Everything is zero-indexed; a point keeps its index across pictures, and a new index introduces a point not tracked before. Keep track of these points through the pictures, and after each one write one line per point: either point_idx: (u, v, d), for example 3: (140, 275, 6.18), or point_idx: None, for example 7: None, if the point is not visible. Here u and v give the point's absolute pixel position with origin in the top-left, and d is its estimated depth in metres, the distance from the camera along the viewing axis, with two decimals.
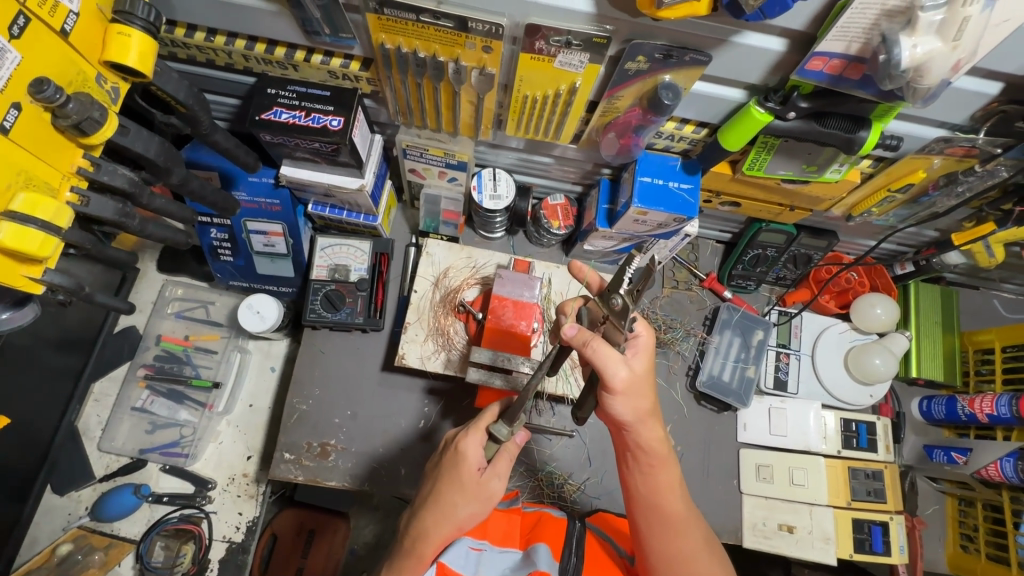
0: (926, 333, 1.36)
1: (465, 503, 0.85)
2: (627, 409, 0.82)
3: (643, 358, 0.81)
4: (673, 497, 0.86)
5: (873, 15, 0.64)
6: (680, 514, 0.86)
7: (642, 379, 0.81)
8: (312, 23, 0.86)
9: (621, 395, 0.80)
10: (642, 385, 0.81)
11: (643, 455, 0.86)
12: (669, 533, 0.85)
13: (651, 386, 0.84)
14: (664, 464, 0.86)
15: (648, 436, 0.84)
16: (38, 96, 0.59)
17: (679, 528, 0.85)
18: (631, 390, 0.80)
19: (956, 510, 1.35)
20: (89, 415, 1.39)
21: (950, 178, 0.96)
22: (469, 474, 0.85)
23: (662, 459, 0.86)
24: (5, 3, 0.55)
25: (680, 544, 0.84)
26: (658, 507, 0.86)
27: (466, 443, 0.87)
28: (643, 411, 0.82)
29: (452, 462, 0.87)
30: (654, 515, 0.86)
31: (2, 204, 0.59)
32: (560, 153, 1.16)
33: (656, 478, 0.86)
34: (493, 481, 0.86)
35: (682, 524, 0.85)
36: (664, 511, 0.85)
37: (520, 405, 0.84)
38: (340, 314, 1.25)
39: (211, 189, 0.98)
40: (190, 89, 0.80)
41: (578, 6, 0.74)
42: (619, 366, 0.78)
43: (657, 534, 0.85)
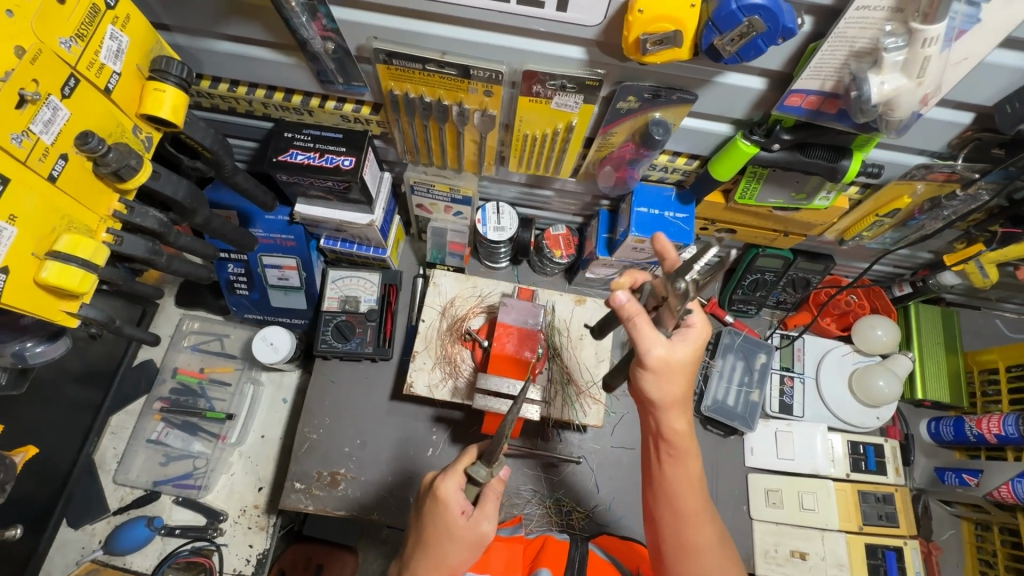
0: (929, 354, 1.37)
1: (457, 550, 0.86)
2: (651, 386, 0.83)
3: (689, 346, 0.81)
4: (692, 488, 0.86)
5: (842, 56, 0.70)
6: (698, 503, 0.86)
7: (680, 367, 0.81)
8: (326, 74, 0.93)
9: (656, 373, 0.81)
10: (678, 374, 0.82)
11: (666, 441, 0.86)
12: (687, 524, 0.85)
13: (687, 378, 0.84)
14: (691, 453, 0.86)
15: (674, 426, 0.85)
16: (83, 147, 0.65)
17: (695, 520, 0.86)
18: (663, 379, 0.81)
19: (973, 535, 1.32)
20: (105, 448, 1.42)
21: (934, 203, 1.01)
22: (453, 519, 0.86)
23: (687, 449, 0.86)
24: (59, 68, 0.62)
25: (696, 536, 0.85)
26: (674, 496, 0.86)
27: (446, 487, 0.87)
28: (670, 396, 0.83)
29: (435, 508, 0.87)
30: (671, 505, 0.86)
31: (46, 245, 0.65)
32: (561, 186, 1.22)
33: (677, 467, 0.86)
34: (481, 523, 0.88)
35: (699, 517, 0.85)
36: (682, 501, 0.86)
37: (496, 445, 0.85)
38: (350, 344, 1.29)
39: (231, 227, 1.04)
40: (215, 136, 0.87)
41: (572, 54, 0.81)
42: (658, 344, 0.80)
43: (674, 522, 0.86)
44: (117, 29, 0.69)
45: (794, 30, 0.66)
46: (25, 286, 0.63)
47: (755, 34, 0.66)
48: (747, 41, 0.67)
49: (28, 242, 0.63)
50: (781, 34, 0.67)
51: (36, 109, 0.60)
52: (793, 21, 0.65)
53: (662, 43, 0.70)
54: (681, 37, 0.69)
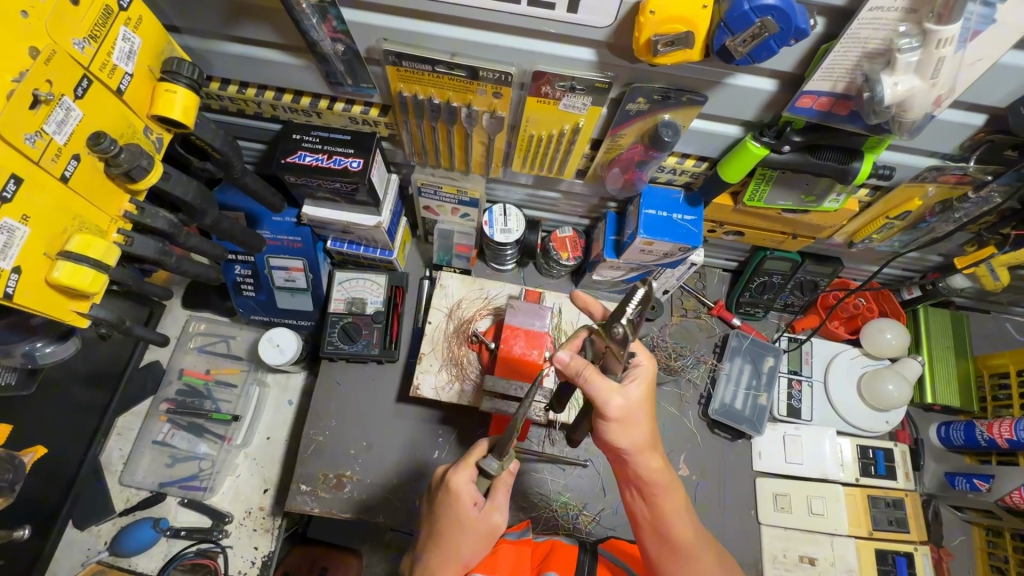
0: (939, 358, 1.36)
1: (468, 541, 0.86)
2: (618, 431, 0.83)
3: (642, 386, 0.83)
4: (676, 518, 0.86)
5: (854, 57, 0.70)
6: (689, 534, 0.86)
7: (638, 409, 0.82)
8: (336, 75, 0.94)
9: (618, 422, 0.82)
10: (639, 412, 0.83)
11: (643, 481, 0.86)
12: (683, 562, 0.85)
13: (649, 416, 0.85)
14: (670, 483, 0.86)
15: (649, 466, 0.85)
16: (96, 148, 0.65)
17: (689, 551, 0.85)
18: (630, 424, 0.83)
19: (984, 541, 1.31)
20: (111, 449, 1.42)
21: (945, 205, 1.00)
22: (464, 511, 0.86)
23: (662, 482, 0.86)
24: (73, 68, 0.62)
25: (695, 567, 0.85)
26: (666, 531, 0.86)
27: (458, 479, 0.87)
28: (635, 435, 0.83)
29: (447, 500, 0.87)
30: (664, 541, 0.86)
31: (57, 244, 0.65)
32: (568, 189, 1.22)
33: (660, 502, 0.86)
34: (493, 514, 0.87)
35: (693, 543, 0.86)
36: (673, 537, 0.86)
37: (508, 437, 0.83)
38: (356, 346, 1.29)
39: (240, 228, 1.04)
40: (225, 137, 0.87)
41: (582, 55, 0.81)
42: (614, 396, 0.80)
43: (673, 560, 0.86)
44: (130, 30, 0.69)
45: (807, 31, 0.66)
46: (37, 286, 0.63)
47: (768, 34, 0.65)
48: (759, 42, 0.67)
49: (40, 242, 0.63)
50: (794, 35, 0.66)
51: (49, 109, 0.61)
52: (806, 22, 0.65)
53: (673, 44, 0.70)
54: (693, 38, 0.69)
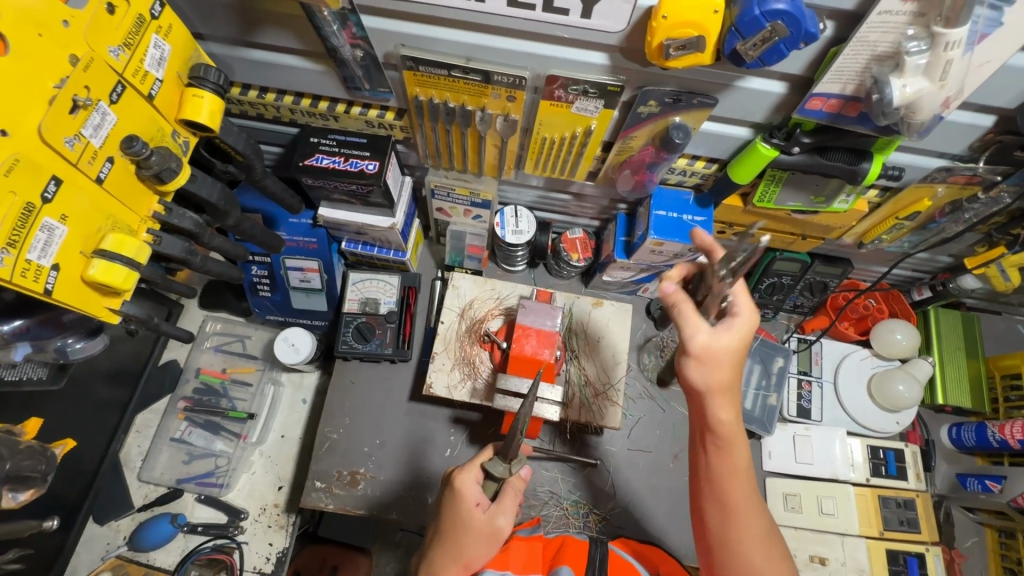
0: (949, 359, 1.36)
1: (473, 542, 0.88)
2: (699, 371, 0.81)
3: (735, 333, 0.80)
4: (738, 476, 0.83)
5: (863, 59, 0.71)
6: (748, 493, 0.83)
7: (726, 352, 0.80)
8: (353, 80, 0.96)
9: (699, 358, 0.80)
10: (727, 356, 0.80)
11: (714, 431, 0.82)
12: (731, 516, 0.82)
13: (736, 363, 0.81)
14: (737, 440, 0.83)
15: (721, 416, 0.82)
16: (128, 150, 0.68)
17: (740, 510, 0.82)
18: (711, 366, 0.80)
19: (997, 542, 1.31)
20: (130, 446, 1.45)
21: (955, 206, 1.01)
22: (469, 511, 0.88)
23: (735, 436, 0.82)
24: (108, 75, 0.65)
25: (744, 527, 0.82)
26: (720, 484, 0.83)
27: (464, 479, 0.89)
28: (714, 379, 0.81)
29: (452, 501, 0.89)
30: (715, 492, 0.84)
31: (92, 244, 0.67)
32: (579, 191, 1.24)
33: (725, 456, 0.83)
34: (498, 517, 0.89)
35: (745, 505, 0.82)
36: (728, 492, 0.82)
37: (512, 444, 0.86)
38: (370, 345, 1.32)
39: (259, 229, 1.07)
40: (247, 141, 0.90)
41: (594, 60, 0.83)
42: (699, 330, 0.80)
43: (721, 514, 0.83)
44: (160, 38, 0.72)
45: (816, 35, 0.67)
46: (72, 282, 0.66)
47: (777, 38, 0.67)
48: (769, 46, 0.68)
49: (77, 241, 0.65)
50: (804, 39, 0.68)
51: (86, 114, 0.63)
52: (815, 26, 0.67)
53: (685, 48, 0.71)
54: (704, 42, 0.71)
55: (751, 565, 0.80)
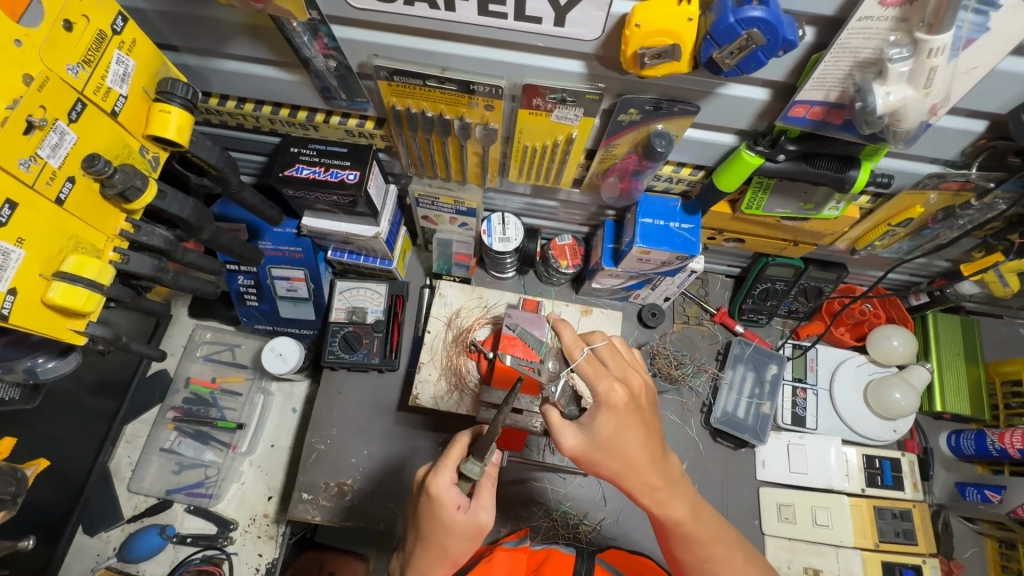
0: (948, 365, 1.34)
1: (455, 542, 0.85)
2: (579, 441, 0.82)
3: (605, 417, 0.80)
4: (668, 504, 0.85)
5: (846, 66, 0.68)
6: (685, 518, 0.85)
7: (606, 429, 0.81)
8: (330, 90, 0.95)
9: (584, 442, 0.82)
10: (602, 423, 0.80)
11: (625, 479, 0.83)
12: (690, 545, 0.87)
13: (631, 427, 0.81)
14: (651, 475, 0.83)
15: (624, 466, 0.82)
16: (90, 170, 0.67)
17: (690, 535, 0.86)
18: (594, 442, 0.81)
19: (997, 553, 1.28)
20: (120, 456, 1.45)
21: (948, 212, 0.98)
22: (449, 514, 0.83)
23: (641, 477, 0.83)
24: (66, 93, 0.64)
25: (703, 550, 0.86)
26: (664, 521, 0.86)
27: (439, 485, 0.84)
28: (602, 442, 0.81)
29: (430, 507, 0.84)
30: (666, 530, 0.87)
31: (54, 266, 0.67)
32: (566, 198, 1.22)
33: (643, 495, 0.85)
34: (479, 513, 0.85)
35: (690, 527, 0.85)
36: (671, 527, 0.86)
37: (490, 437, 0.82)
38: (357, 355, 1.30)
39: (239, 242, 1.06)
40: (221, 154, 0.88)
41: (571, 68, 0.81)
42: (565, 430, 0.83)
43: (679, 545, 0.87)
44: (123, 54, 0.71)
45: (795, 42, 0.65)
46: (33, 306, 0.65)
47: (754, 46, 0.65)
48: (746, 54, 0.66)
49: (36, 263, 0.65)
50: (782, 46, 0.66)
51: (43, 134, 0.63)
52: (794, 33, 0.64)
53: (660, 57, 0.69)
54: (679, 50, 0.69)
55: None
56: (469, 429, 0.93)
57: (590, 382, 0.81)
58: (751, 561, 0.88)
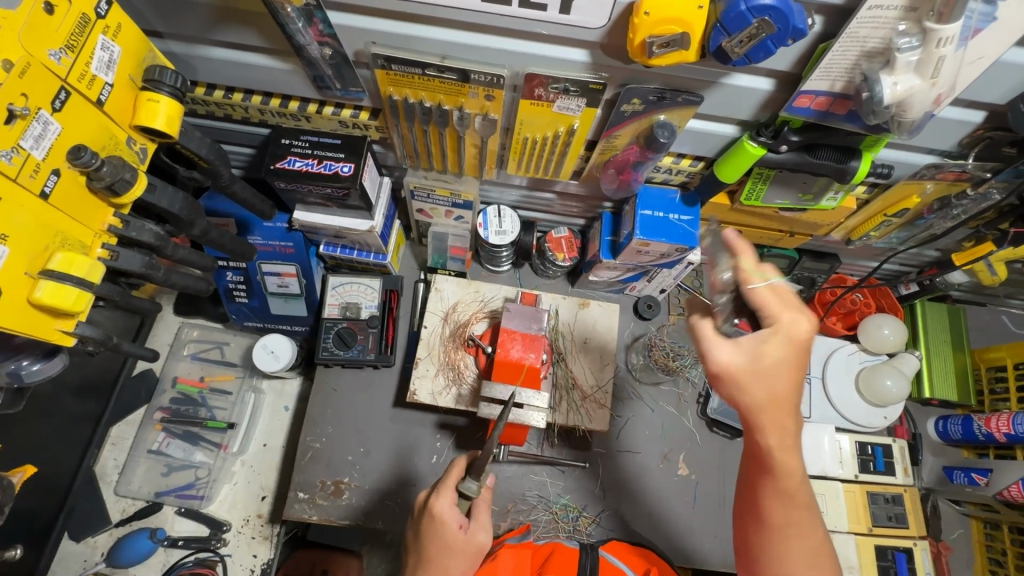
0: (936, 352, 1.36)
1: (458, 562, 0.85)
2: (738, 359, 0.74)
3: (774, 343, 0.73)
4: (790, 455, 0.74)
5: (853, 56, 0.68)
6: (798, 475, 0.74)
7: (768, 356, 0.73)
8: (324, 79, 0.92)
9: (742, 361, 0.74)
10: (769, 346, 0.73)
11: (759, 416, 0.74)
12: (785, 526, 0.75)
13: (795, 369, 0.73)
14: (790, 419, 0.74)
15: (756, 401, 0.73)
16: (76, 162, 0.64)
17: (793, 499, 0.75)
18: (754, 362, 0.73)
19: (982, 533, 1.32)
20: (106, 459, 1.41)
21: (943, 202, 0.99)
22: (452, 534, 0.84)
23: (779, 415, 0.74)
24: (49, 80, 0.61)
25: (796, 514, 0.75)
26: (773, 472, 0.74)
27: (441, 505, 0.85)
28: (763, 364, 0.73)
29: (431, 526, 0.85)
30: (763, 481, 0.76)
31: (40, 263, 0.64)
32: (563, 190, 1.20)
33: (770, 436, 0.74)
34: (479, 534, 0.88)
35: (798, 489, 0.74)
36: (782, 480, 0.74)
37: (486, 457, 0.83)
38: (352, 351, 1.28)
39: (229, 237, 1.02)
40: (212, 146, 0.85)
41: (575, 57, 0.79)
42: (722, 346, 0.76)
43: (774, 502, 0.75)
44: (108, 39, 0.68)
45: (805, 31, 0.64)
46: (19, 306, 0.62)
47: (765, 35, 0.64)
48: (756, 42, 0.65)
49: (21, 261, 0.62)
50: (791, 35, 0.65)
51: (25, 124, 0.60)
52: (804, 22, 0.64)
53: (668, 45, 0.68)
54: (688, 39, 0.68)
55: (795, 551, 0.74)
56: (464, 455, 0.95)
57: (764, 305, 0.75)
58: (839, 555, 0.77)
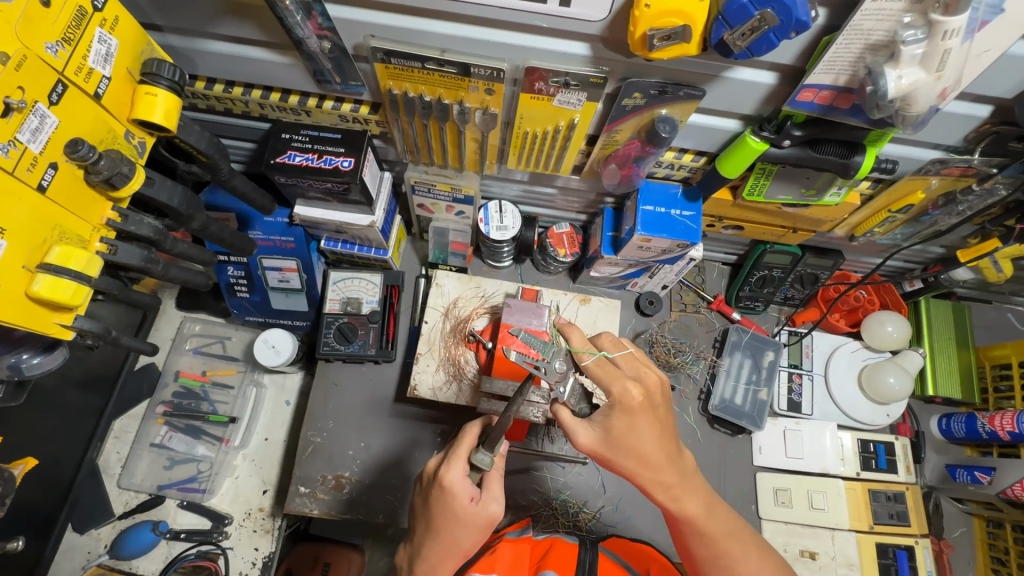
0: (939, 350, 1.35)
1: (467, 534, 0.84)
2: (594, 438, 0.82)
3: (622, 414, 0.81)
4: (683, 501, 0.85)
5: (857, 49, 0.67)
6: (701, 515, 0.86)
7: (630, 428, 0.81)
8: (323, 73, 0.91)
9: (604, 446, 0.82)
10: (615, 422, 0.81)
11: (640, 475, 0.83)
12: (705, 539, 0.87)
13: (655, 430, 0.82)
14: (667, 472, 0.83)
15: (632, 465, 0.82)
16: (73, 155, 0.64)
17: (703, 530, 0.86)
18: (608, 440, 0.82)
19: (984, 532, 1.31)
20: (109, 452, 1.41)
21: (948, 198, 0.98)
22: (462, 506, 0.83)
23: (658, 471, 0.83)
24: (45, 73, 0.61)
25: (718, 546, 0.86)
26: (677, 517, 0.87)
27: (453, 477, 0.83)
28: (615, 439, 0.81)
29: (441, 498, 0.84)
30: (681, 525, 0.87)
31: (38, 257, 0.64)
32: (564, 185, 1.20)
33: (660, 492, 0.85)
34: (490, 504, 0.85)
35: (704, 523, 0.86)
36: (689, 523, 0.86)
37: (500, 431, 0.81)
38: (352, 346, 1.28)
39: (229, 232, 1.02)
40: (211, 140, 0.85)
41: (575, 50, 0.79)
42: (578, 428, 0.83)
43: (691, 538, 0.88)
44: (106, 32, 0.67)
45: (808, 23, 0.63)
46: (17, 300, 0.62)
47: (767, 27, 0.63)
48: (758, 35, 0.65)
49: (19, 255, 0.62)
50: (795, 27, 0.64)
51: (22, 117, 0.60)
52: (807, 14, 0.62)
53: (670, 38, 0.67)
54: (689, 32, 0.67)
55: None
56: (477, 421, 0.92)
57: (608, 386, 0.82)
58: (765, 558, 0.88)
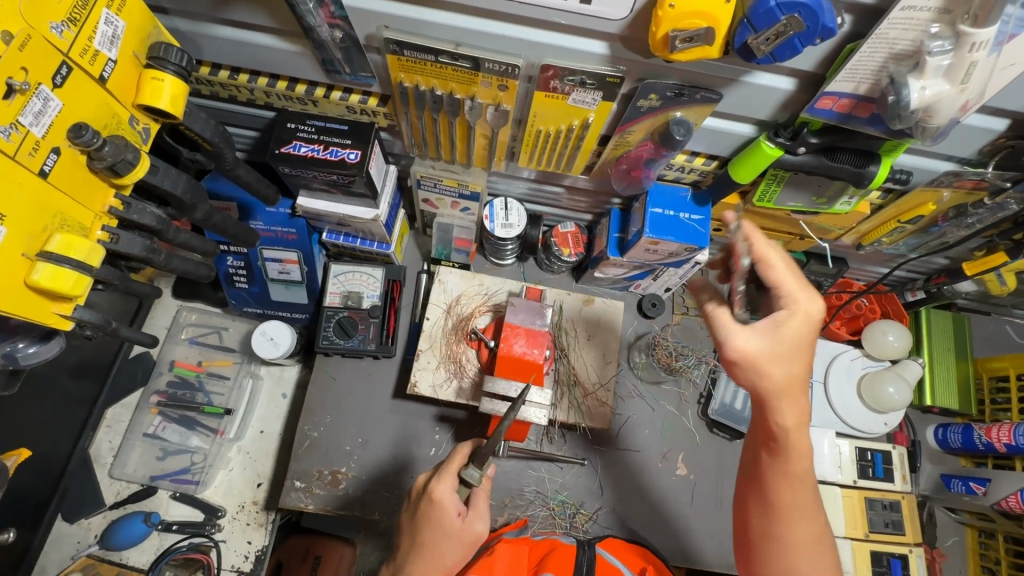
0: (939, 360, 1.36)
1: (453, 550, 0.85)
2: (756, 343, 0.74)
3: (796, 321, 0.74)
4: (803, 433, 0.77)
5: (880, 58, 0.66)
6: (807, 455, 0.77)
7: (794, 343, 0.74)
8: (332, 63, 0.89)
9: (761, 355, 0.74)
10: (786, 327, 0.74)
11: (775, 398, 0.75)
12: (792, 482, 0.78)
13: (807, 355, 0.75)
14: (800, 399, 0.76)
15: (768, 382, 0.75)
16: (76, 140, 0.62)
17: (799, 471, 0.78)
18: (771, 347, 0.74)
19: (976, 542, 1.32)
20: (101, 441, 1.39)
21: (959, 210, 0.98)
22: (450, 520, 0.84)
23: (793, 397, 0.76)
24: (50, 55, 0.59)
25: (796, 494, 0.78)
26: (783, 450, 0.77)
27: (441, 490, 0.85)
28: (777, 349, 0.74)
29: (429, 512, 0.85)
30: (778, 458, 0.78)
31: (38, 246, 0.62)
32: (571, 184, 1.18)
33: (786, 415, 0.76)
34: (476, 523, 0.87)
35: (801, 465, 0.77)
36: (789, 458, 0.77)
37: (489, 448, 0.83)
38: (352, 341, 1.26)
39: (231, 222, 1.00)
40: (216, 128, 0.83)
41: (593, 49, 0.77)
42: (739, 331, 0.76)
43: (773, 472, 0.79)
44: (113, 14, 0.65)
45: (834, 30, 0.62)
46: (15, 288, 0.60)
47: (792, 33, 0.62)
48: (783, 40, 0.64)
49: (19, 243, 0.60)
50: (820, 34, 0.63)
51: (25, 99, 0.58)
52: (833, 21, 0.62)
53: (692, 40, 0.66)
54: (713, 34, 0.65)
55: (800, 536, 0.79)
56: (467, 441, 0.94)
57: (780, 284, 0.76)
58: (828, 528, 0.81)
